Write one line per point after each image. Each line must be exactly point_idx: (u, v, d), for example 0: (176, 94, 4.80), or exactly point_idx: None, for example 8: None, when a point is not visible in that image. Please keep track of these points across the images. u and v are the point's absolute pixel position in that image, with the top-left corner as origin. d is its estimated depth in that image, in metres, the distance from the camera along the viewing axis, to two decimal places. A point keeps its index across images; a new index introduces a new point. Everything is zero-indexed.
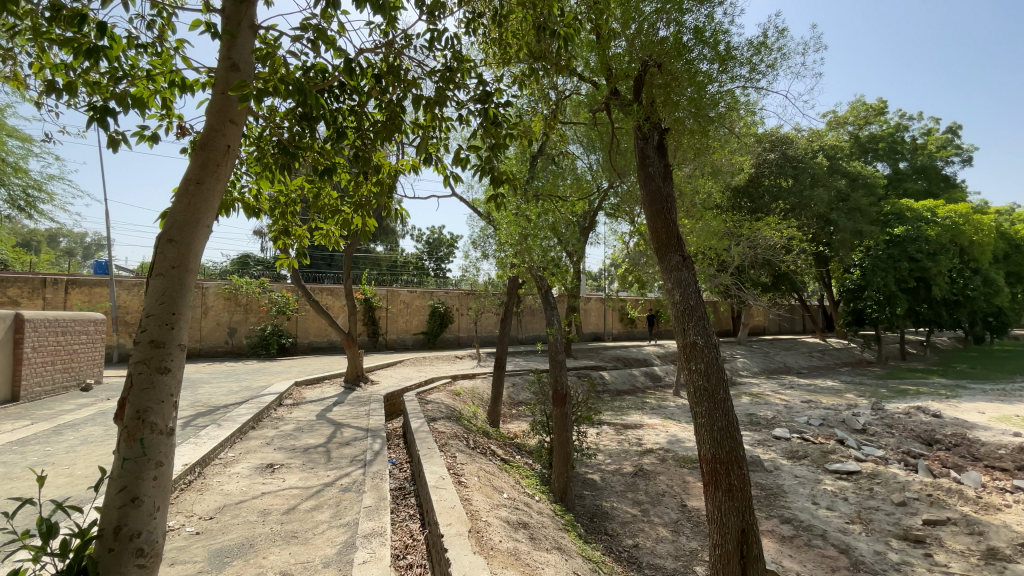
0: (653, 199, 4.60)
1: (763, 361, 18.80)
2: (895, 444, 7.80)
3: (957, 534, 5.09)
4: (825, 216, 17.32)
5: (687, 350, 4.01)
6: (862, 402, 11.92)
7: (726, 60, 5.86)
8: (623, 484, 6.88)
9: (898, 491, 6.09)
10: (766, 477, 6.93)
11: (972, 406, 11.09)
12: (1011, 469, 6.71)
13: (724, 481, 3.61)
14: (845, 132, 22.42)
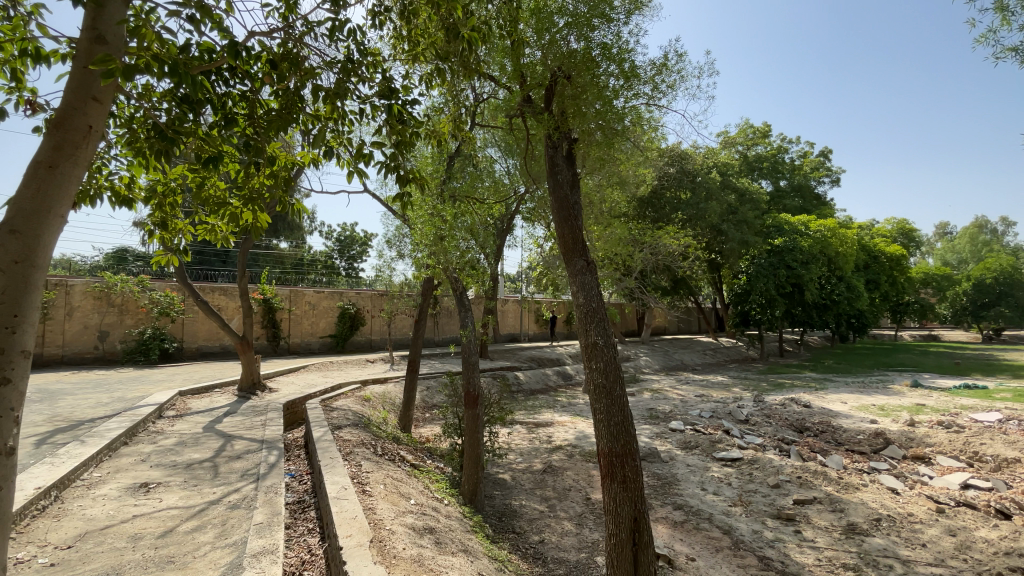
0: (561, 206, 4.77)
1: (664, 359, 20.24)
2: (772, 433, 8.73)
3: (823, 511, 5.75)
4: (717, 227, 19.05)
5: (589, 350, 4.20)
6: (746, 395, 13.24)
7: (631, 77, 6.23)
8: (532, 481, 7.04)
9: (773, 474, 6.80)
10: (662, 468, 7.45)
11: (836, 397, 12.69)
12: (866, 451, 7.69)
13: (619, 473, 3.83)
14: (734, 152, 24.90)
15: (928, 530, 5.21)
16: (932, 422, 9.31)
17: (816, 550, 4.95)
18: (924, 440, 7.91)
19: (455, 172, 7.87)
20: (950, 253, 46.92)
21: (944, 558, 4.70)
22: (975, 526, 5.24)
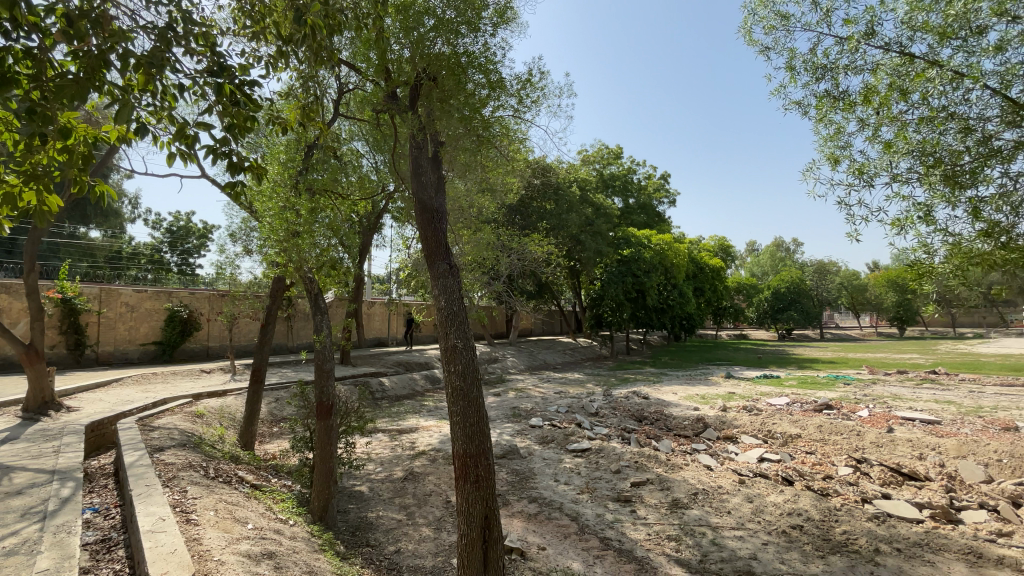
0: (424, 209, 4.71)
1: (528, 360, 21.19)
2: (617, 423, 9.66)
3: (653, 491, 6.52)
4: (576, 237, 20.57)
5: (448, 353, 4.21)
6: (598, 390, 14.48)
7: (496, 88, 6.43)
8: (391, 490, 6.83)
9: (616, 461, 7.53)
10: (520, 463, 7.79)
11: (669, 388, 14.53)
12: (690, 435, 8.89)
13: (472, 473, 3.91)
14: (592, 169, 27.24)
15: (733, 499, 6.17)
16: (739, 407, 11.14)
17: (648, 526, 5.57)
18: (733, 423, 9.41)
19: (314, 164, 7.36)
20: (756, 266, 56.94)
21: (743, 522, 5.60)
22: (766, 492, 6.35)
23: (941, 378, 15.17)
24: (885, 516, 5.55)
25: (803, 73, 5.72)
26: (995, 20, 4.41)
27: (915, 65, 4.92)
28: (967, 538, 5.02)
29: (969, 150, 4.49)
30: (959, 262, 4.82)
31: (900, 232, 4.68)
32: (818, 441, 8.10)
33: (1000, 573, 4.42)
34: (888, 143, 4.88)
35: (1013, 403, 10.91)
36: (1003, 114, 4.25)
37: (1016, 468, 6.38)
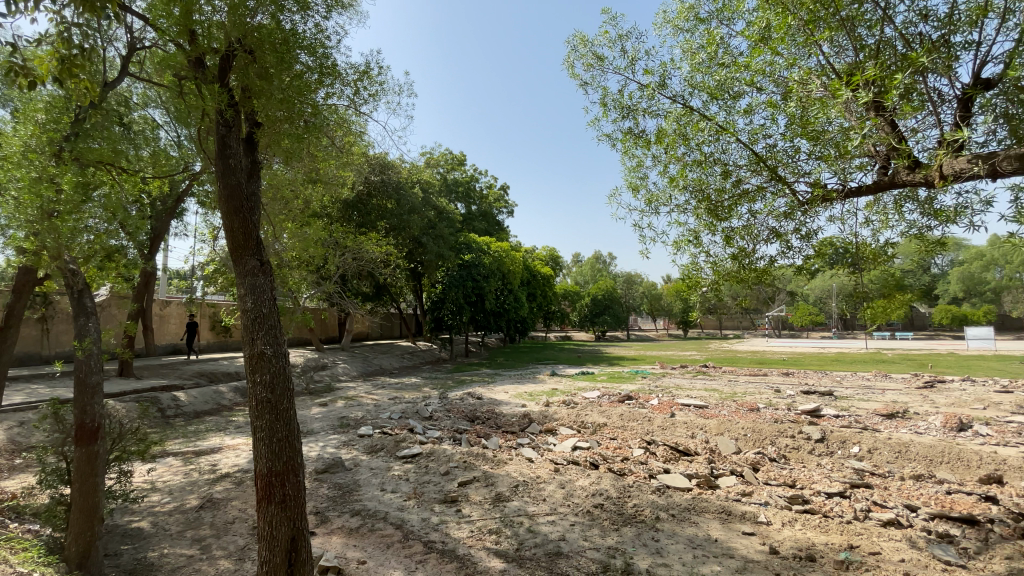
0: (231, 195, 4.11)
1: (361, 365, 20.16)
2: (449, 426, 9.78)
3: (478, 488, 6.75)
4: (417, 239, 20.31)
5: (253, 360, 3.76)
6: (433, 394, 14.51)
7: (328, 74, 6.05)
8: (182, 522, 5.83)
9: (444, 463, 7.61)
10: (344, 476, 7.36)
11: (501, 388, 15.28)
12: (516, 431, 9.46)
13: (278, 493, 3.58)
14: (435, 173, 27.37)
15: (548, 487, 6.73)
16: (559, 402, 12.25)
17: (471, 523, 5.75)
18: (554, 417, 10.29)
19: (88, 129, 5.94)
20: (580, 276, 63.57)
21: (556, 507, 6.14)
22: (576, 477, 7.06)
23: (710, 370, 18.84)
24: (665, 488, 6.63)
25: (612, 109, 6.55)
26: (746, 90, 5.65)
27: (693, 116, 6.02)
28: (721, 499, 6.27)
29: (727, 189, 5.62)
30: (718, 278, 6.00)
31: (679, 251, 5.62)
32: (620, 428, 9.32)
33: (740, 524, 5.62)
34: (673, 177, 5.86)
35: (754, 389, 14.08)
36: (749, 164, 5.44)
37: (754, 439, 8.20)
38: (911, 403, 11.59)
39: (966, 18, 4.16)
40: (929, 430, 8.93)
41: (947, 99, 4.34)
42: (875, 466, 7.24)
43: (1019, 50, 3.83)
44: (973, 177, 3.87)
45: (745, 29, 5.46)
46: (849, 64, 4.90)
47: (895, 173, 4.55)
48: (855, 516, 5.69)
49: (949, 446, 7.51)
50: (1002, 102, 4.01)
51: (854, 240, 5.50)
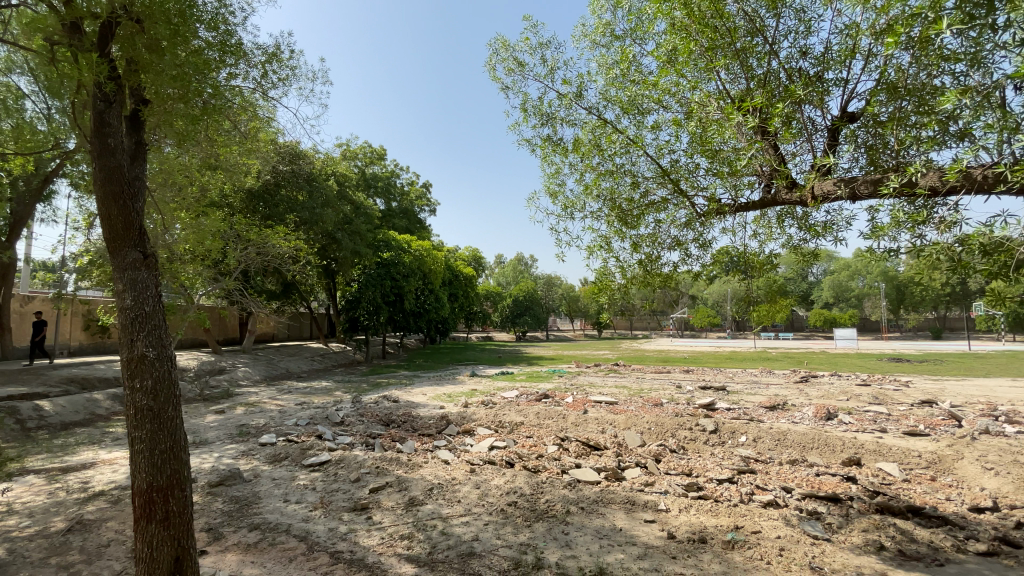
0: (110, 178, 3.64)
1: (266, 369, 18.81)
2: (362, 430, 9.43)
3: (391, 494, 6.58)
4: (331, 234, 19.35)
5: (131, 364, 3.37)
6: (346, 397, 13.90)
7: (231, 54, 5.58)
8: (45, 548, 5.06)
9: (355, 470, 7.33)
10: (243, 488, 6.83)
11: (419, 390, 15.01)
12: (432, 434, 9.34)
13: (160, 510, 3.25)
14: (352, 166, 26.22)
15: (462, 488, 6.73)
16: (477, 403, 12.27)
17: (382, 530, 5.59)
18: (471, 418, 10.29)
19: None
20: (502, 277, 64.21)
21: (470, 508, 6.15)
22: (491, 477, 7.12)
23: (621, 368, 19.87)
24: (576, 483, 6.89)
25: (532, 115, 6.71)
26: (655, 107, 6.04)
27: (607, 128, 6.33)
28: (627, 490, 6.64)
29: (636, 199, 5.97)
30: (627, 282, 6.36)
31: (592, 256, 5.88)
32: (536, 426, 9.54)
33: (643, 512, 5.99)
34: (588, 186, 6.12)
35: (660, 385, 15.06)
36: (656, 177, 5.83)
37: (658, 432, 8.78)
38: (789, 396, 13.05)
39: (836, 58, 4.77)
40: (804, 420, 10.10)
41: (819, 129, 4.95)
42: (759, 452, 8.06)
43: (876, 91, 4.45)
44: (837, 198, 4.46)
45: (654, 49, 5.83)
46: (742, 91, 5.41)
47: (777, 192, 5.11)
48: (742, 499, 6.29)
49: (818, 433, 8.54)
50: (862, 134, 4.64)
51: (744, 250, 6.09)
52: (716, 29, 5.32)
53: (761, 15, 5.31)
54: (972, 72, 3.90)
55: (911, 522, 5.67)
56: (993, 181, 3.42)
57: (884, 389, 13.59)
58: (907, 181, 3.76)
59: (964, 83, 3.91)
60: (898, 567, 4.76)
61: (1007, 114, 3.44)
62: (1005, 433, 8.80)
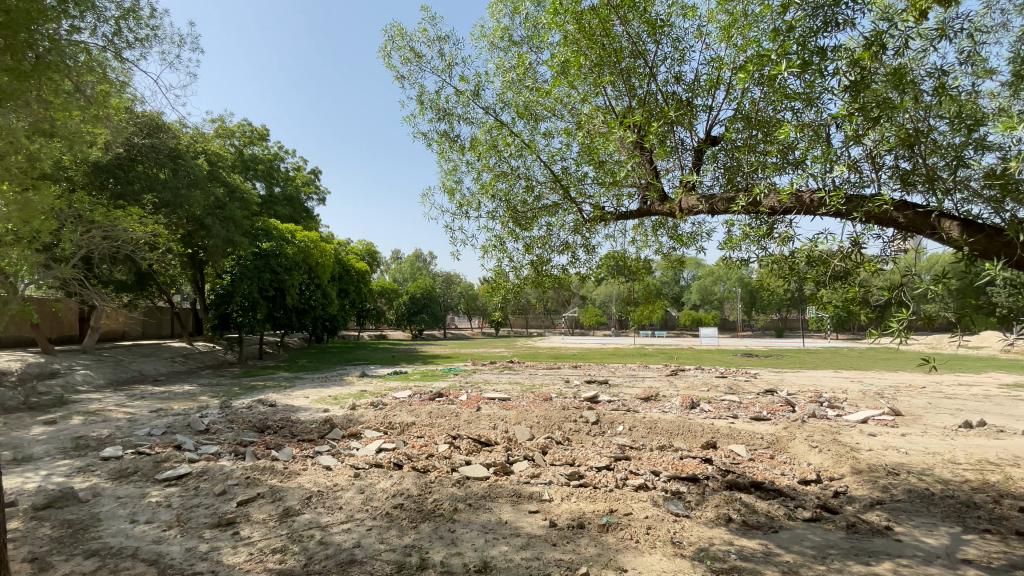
0: None
1: (112, 371, 16.26)
2: (231, 438, 8.57)
3: (263, 506, 6.06)
4: (199, 219, 17.28)
5: None
6: (213, 403, 12.50)
7: (75, 4, 4.81)
8: None
9: (221, 482, 6.63)
10: (77, 511, 5.83)
11: (301, 393, 14.01)
12: (314, 438, 8.78)
13: None
14: (228, 145, 23.70)
15: (345, 494, 6.42)
16: (366, 404, 11.80)
17: (251, 546, 5.13)
18: (358, 419, 9.84)
19: None
20: (398, 273, 62.55)
21: (352, 514, 5.89)
22: (377, 480, 6.89)
23: (514, 365, 20.39)
24: (465, 480, 6.92)
25: (428, 109, 6.59)
26: (548, 114, 6.29)
27: (503, 130, 6.44)
28: (514, 483, 6.83)
29: (529, 202, 6.16)
30: (520, 282, 6.53)
31: (485, 255, 5.95)
32: (427, 425, 9.40)
33: (527, 504, 6.20)
34: (484, 185, 6.18)
35: (549, 381, 15.70)
36: (548, 182, 6.07)
37: (545, 426, 9.16)
38: (661, 388, 14.39)
39: (703, 87, 5.35)
40: (672, 409, 11.21)
41: (688, 149, 5.52)
42: (634, 440, 8.77)
43: (733, 120, 5.08)
44: (700, 212, 5.02)
45: (549, 58, 6.06)
46: (625, 107, 5.84)
47: (651, 203, 5.61)
48: (617, 484, 6.80)
49: (683, 421, 9.52)
50: (722, 157, 5.25)
51: (626, 255, 6.58)
52: (603, 47, 5.69)
53: (643, 39, 5.75)
54: (805, 110, 4.60)
55: (753, 495, 6.56)
56: (815, 205, 4.09)
57: (737, 380, 15.57)
58: (754, 201, 4.36)
59: (799, 119, 4.60)
60: (741, 536, 5.48)
61: (827, 149, 4.12)
62: (825, 415, 10.56)
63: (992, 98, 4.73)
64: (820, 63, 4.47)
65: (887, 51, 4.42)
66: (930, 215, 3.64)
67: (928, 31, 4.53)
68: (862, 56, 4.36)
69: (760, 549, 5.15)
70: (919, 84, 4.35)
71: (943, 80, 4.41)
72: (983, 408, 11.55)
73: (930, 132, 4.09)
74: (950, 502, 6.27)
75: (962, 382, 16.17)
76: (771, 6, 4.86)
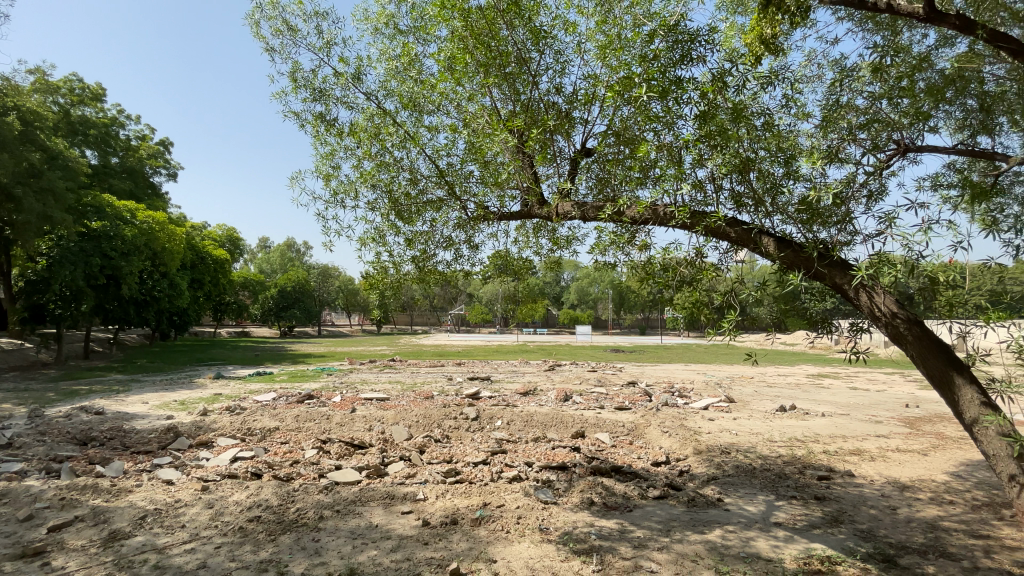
0: None
1: None
2: (43, 453, 7.13)
3: (82, 530, 5.14)
4: (4, 189, 14.02)
5: None
6: (17, 412, 10.27)
7: None
8: None
9: (25, 506, 5.48)
10: None
11: (138, 398, 12.12)
12: (153, 450, 7.65)
13: None
14: (48, 103, 19.49)
15: (190, 511, 5.70)
16: (222, 408, 10.60)
17: None
18: (210, 426, 8.77)
19: None
20: (266, 264, 57.25)
21: (198, 532, 5.25)
22: (230, 493, 6.22)
23: (396, 363, 19.84)
24: (334, 485, 6.55)
25: (303, 88, 6.09)
26: (433, 109, 6.19)
27: (386, 119, 6.21)
28: (387, 485, 6.63)
29: (413, 195, 6.01)
30: (401, 276, 6.33)
31: (363, 248, 5.67)
32: (293, 430, 8.71)
33: (400, 505, 6.06)
34: (364, 173, 5.89)
35: (430, 379, 15.55)
36: (433, 177, 5.99)
37: (424, 424, 9.04)
38: (539, 383, 15.05)
39: (580, 100, 5.71)
40: (548, 402, 11.80)
41: (565, 158, 5.83)
42: (511, 434, 9.05)
43: (606, 135, 5.48)
44: (573, 217, 5.33)
45: (436, 53, 6.01)
46: (510, 111, 5.98)
47: (531, 206, 5.82)
48: (492, 477, 6.96)
49: (556, 414, 10.07)
50: (595, 168, 5.65)
51: (510, 255, 6.74)
52: (491, 49, 5.76)
53: (528, 47, 5.94)
54: (665, 132, 5.13)
55: (613, 479, 7.17)
56: (668, 217, 4.58)
57: (606, 374, 16.88)
58: (619, 211, 4.76)
59: (659, 139, 5.12)
60: (601, 517, 5.96)
61: (679, 169, 4.65)
62: (676, 404, 11.93)
63: (806, 138, 5.71)
64: (679, 92, 5.01)
65: (729, 88, 5.11)
66: (752, 232, 4.28)
67: (763, 77, 5.34)
68: (711, 90, 4.99)
69: (616, 528, 5.64)
70: (753, 120, 5.11)
71: (771, 119, 5.23)
72: (794, 394, 13.97)
73: (760, 162, 4.80)
74: (767, 474, 7.47)
75: (779, 373, 19.42)
76: (640, 34, 5.34)
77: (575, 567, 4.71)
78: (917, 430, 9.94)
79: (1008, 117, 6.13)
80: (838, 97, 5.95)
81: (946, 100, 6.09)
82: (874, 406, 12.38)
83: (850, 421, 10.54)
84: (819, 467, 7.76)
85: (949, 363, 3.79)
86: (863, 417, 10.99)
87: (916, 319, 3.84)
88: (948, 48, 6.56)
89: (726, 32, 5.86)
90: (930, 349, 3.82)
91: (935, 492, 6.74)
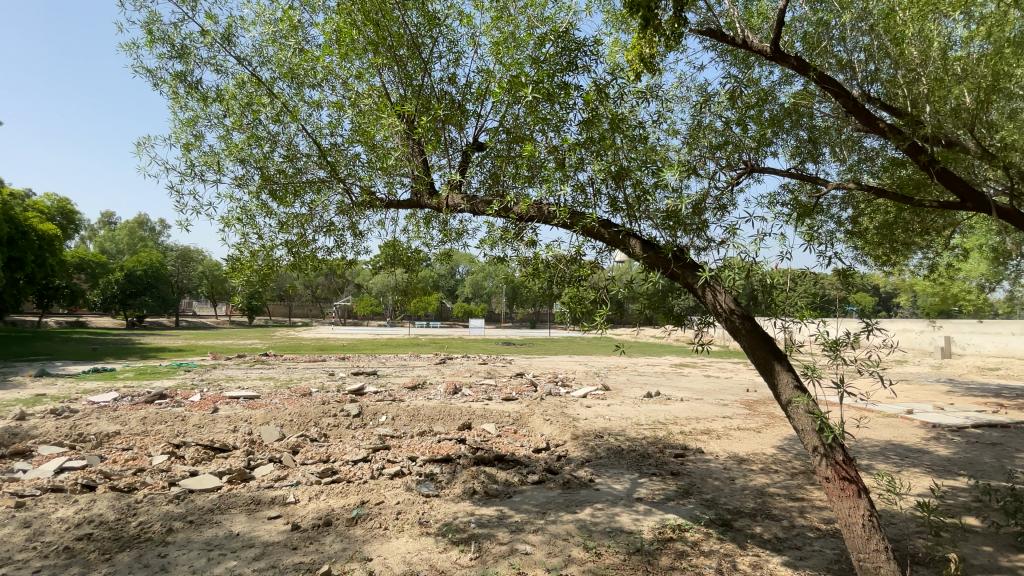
0: None
1: None
2: None
3: None
4: None
5: None
6: None
7: None
8: None
9: None
10: None
11: None
12: None
13: None
14: None
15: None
16: (45, 411, 8.94)
17: None
18: (27, 432, 7.35)
19: None
20: (112, 243, 49.26)
21: (10, 555, 4.41)
22: (53, 508, 5.29)
23: (271, 359, 18.38)
24: (187, 494, 5.88)
25: (159, 43, 5.33)
26: (316, 82, 5.77)
27: (261, 89, 5.67)
28: (252, 490, 6.11)
29: (290, 174, 5.56)
30: (273, 263, 5.81)
31: (227, 229, 5.11)
32: (138, 434, 7.63)
33: (268, 510, 5.63)
34: (231, 146, 5.31)
35: (309, 374, 14.63)
36: (314, 156, 5.60)
37: (299, 423, 8.48)
38: (428, 376, 14.91)
39: (473, 93, 5.73)
40: (435, 395, 11.77)
41: (457, 149, 5.80)
42: (395, 429, 8.85)
43: (497, 131, 5.55)
44: (462, 210, 5.36)
45: (321, 24, 5.62)
46: (401, 95, 5.79)
47: (420, 195, 5.70)
48: (372, 475, 6.75)
49: (443, 406, 10.07)
50: (486, 162, 5.70)
51: (399, 245, 6.52)
52: (381, 28, 5.51)
53: (421, 32, 5.81)
54: (552, 133, 5.35)
55: (495, 467, 7.37)
56: (552, 216, 4.79)
57: (494, 366, 17.23)
58: (506, 207, 4.87)
59: (547, 140, 5.31)
60: (481, 505, 6.09)
61: (562, 169, 4.88)
62: (558, 393, 12.61)
63: (676, 151, 6.33)
64: (565, 97, 5.25)
65: (611, 98, 5.48)
66: (621, 235, 4.67)
67: (640, 92, 5.80)
68: (594, 99, 5.32)
69: (495, 515, 5.81)
70: (631, 131, 5.52)
71: (647, 131, 5.70)
72: (660, 382, 15.54)
73: (635, 170, 5.20)
74: (633, 454, 8.22)
75: (649, 363, 21.42)
76: (532, 35, 5.49)
77: (452, 557, 4.77)
78: (754, 411, 11.62)
79: (829, 149, 7.35)
80: (703, 117, 6.67)
81: (784, 129, 7.14)
82: (723, 392, 14.23)
83: (703, 405, 11.98)
84: (676, 446, 8.73)
85: (772, 353, 4.45)
86: (714, 402, 12.57)
87: (749, 315, 4.48)
88: (788, 85, 7.67)
89: (611, 46, 6.28)
90: (758, 342, 4.47)
91: (765, 464, 7.95)
